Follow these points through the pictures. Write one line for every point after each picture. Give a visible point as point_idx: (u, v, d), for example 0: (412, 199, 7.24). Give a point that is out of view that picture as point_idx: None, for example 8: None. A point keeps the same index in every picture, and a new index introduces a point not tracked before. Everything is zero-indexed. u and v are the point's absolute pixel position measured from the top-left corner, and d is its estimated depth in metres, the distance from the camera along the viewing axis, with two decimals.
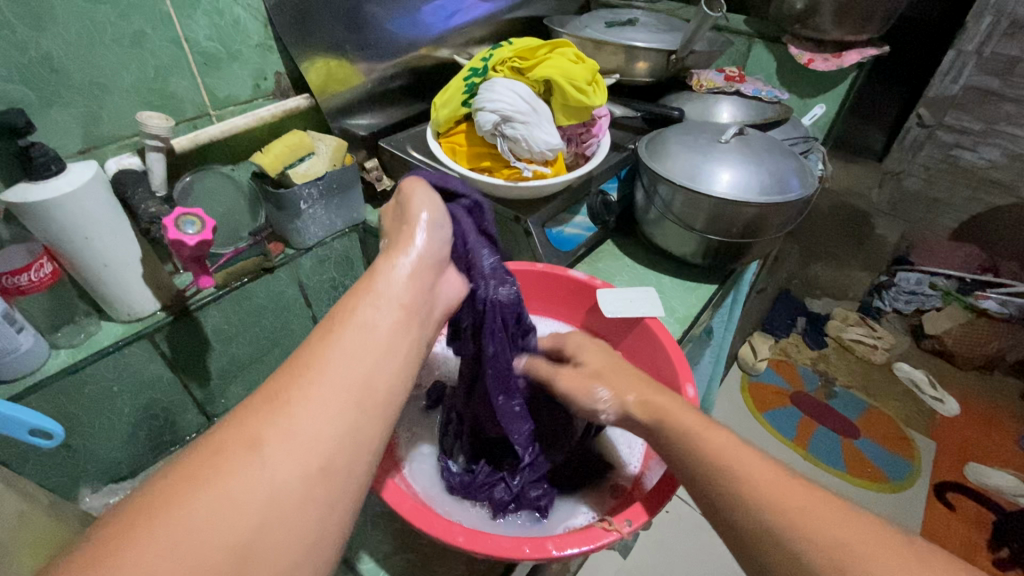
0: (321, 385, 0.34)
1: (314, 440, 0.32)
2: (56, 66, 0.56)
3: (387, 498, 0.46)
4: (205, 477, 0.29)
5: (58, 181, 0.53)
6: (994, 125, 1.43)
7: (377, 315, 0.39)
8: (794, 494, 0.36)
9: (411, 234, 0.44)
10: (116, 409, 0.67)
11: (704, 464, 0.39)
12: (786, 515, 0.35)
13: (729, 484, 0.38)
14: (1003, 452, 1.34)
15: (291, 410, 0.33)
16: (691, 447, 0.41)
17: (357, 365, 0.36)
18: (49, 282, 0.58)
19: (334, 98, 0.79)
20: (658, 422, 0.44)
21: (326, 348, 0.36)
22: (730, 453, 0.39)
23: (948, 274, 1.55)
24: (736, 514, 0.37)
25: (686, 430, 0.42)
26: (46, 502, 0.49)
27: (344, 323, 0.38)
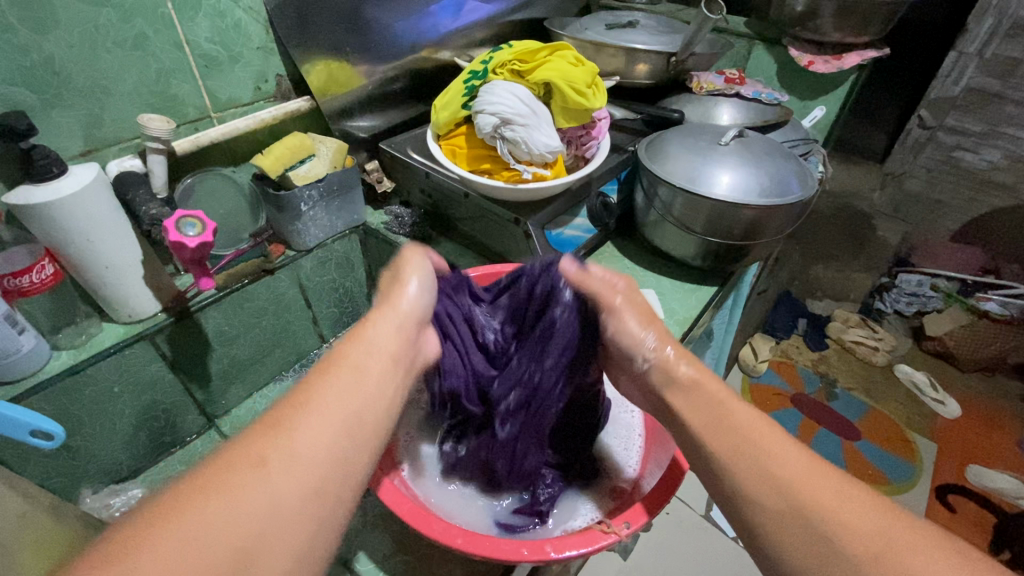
0: (321, 416, 0.38)
1: (313, 462, 0.35)
2: (58, 68, 0.57)
3: (382, 498, 0.47)
4: (212, 488, 0.32)
5: (60, 183, 0.53)
6: (997, 127, 1.41)
7: (369, 359, 0.44)
8: (813, 475, 0.38)
9: (402, 289, 0.51)
10: (117, 411, 0.67)
11: (730, 440, 0.42)
12: (809, 492, 0.37)
13: (754, 459, 0.40)
14: (1005, 454, 1.34)
15: (291, 434, 0.36)
16: (718, 420, 0.43)
17: (352, 399, 0.40)
18: (50, 283, 0.58)
19: (335, 101, 0.79)
20: (689, 388, 0.47)
21: (325, 385, 0.40)
22: (753, 431, 0.42)
23: (949, 276, 1.56)
24: (758, 487, 0.39)
25: (715, 401, 0.45)
26: (47, 503, 0.49)
27: (340, 365, 0.43)
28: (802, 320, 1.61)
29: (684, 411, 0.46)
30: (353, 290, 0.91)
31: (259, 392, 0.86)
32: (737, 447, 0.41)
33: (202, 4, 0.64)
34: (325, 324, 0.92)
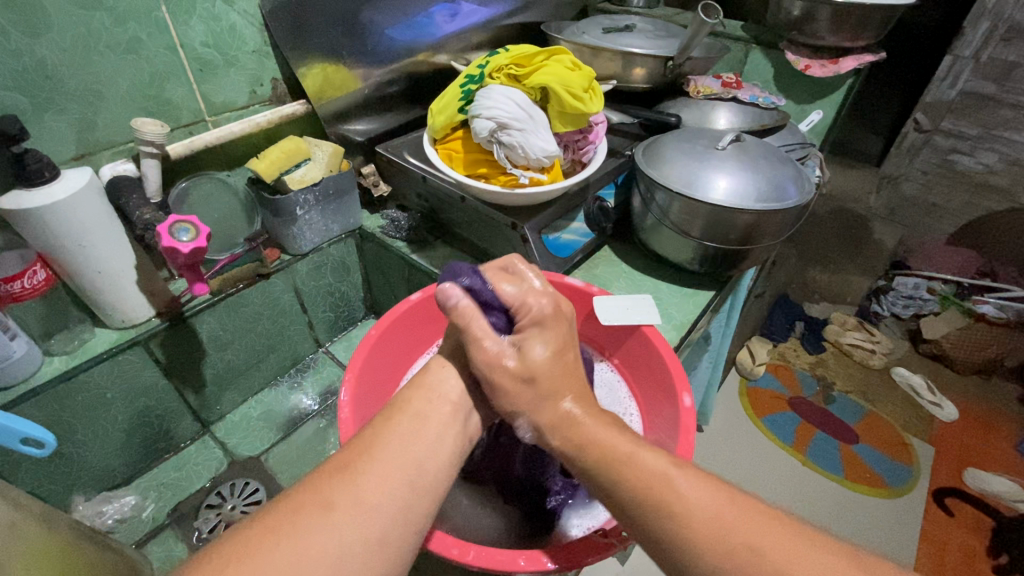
0: (387, 463, 0.37)
1: (376, 512, 0.35)
2: (50, 73, 0.56)
3: (434, 550, 0.43)
4: (282, 533, 0.32)
5: (52, 188, 0.53)
6: (992, 130, 1.42)
7: (431, 409, 0.44)
8: (736, 522, 0.35)
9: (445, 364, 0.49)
10: (110, 417, 0.66)
11: (645, 504, 0.38)
12: (725, 550, 0.34)
13: (662, 508, 0.37)
14: (1001, 457, 1.34)
15: (356, 479, 0.36)
16: (626, 484, 0.39)
17: (417, 448, 0.39)
18: (43, 288, 0.58)
19: (331, 104, 0.78)
20: (585, 446, 0.42)
21: (388, 433, 0.40)
22: (663, 491, 0.37)
23: (945, 279, 1.55)
24: (672, 539, 0.36)
25: (613, 450, 0.41)
26: (39, 512, 0.49)
27: (404, 414, 0.42)
28: (799, 323, 1.61)
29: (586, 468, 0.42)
30: (349, 294, 0.91)
31: (254, 397, 0.86)
32: (653, 513, 0.37)
33: (196, 8, 0.64)
34: (321, 328, 0.91)
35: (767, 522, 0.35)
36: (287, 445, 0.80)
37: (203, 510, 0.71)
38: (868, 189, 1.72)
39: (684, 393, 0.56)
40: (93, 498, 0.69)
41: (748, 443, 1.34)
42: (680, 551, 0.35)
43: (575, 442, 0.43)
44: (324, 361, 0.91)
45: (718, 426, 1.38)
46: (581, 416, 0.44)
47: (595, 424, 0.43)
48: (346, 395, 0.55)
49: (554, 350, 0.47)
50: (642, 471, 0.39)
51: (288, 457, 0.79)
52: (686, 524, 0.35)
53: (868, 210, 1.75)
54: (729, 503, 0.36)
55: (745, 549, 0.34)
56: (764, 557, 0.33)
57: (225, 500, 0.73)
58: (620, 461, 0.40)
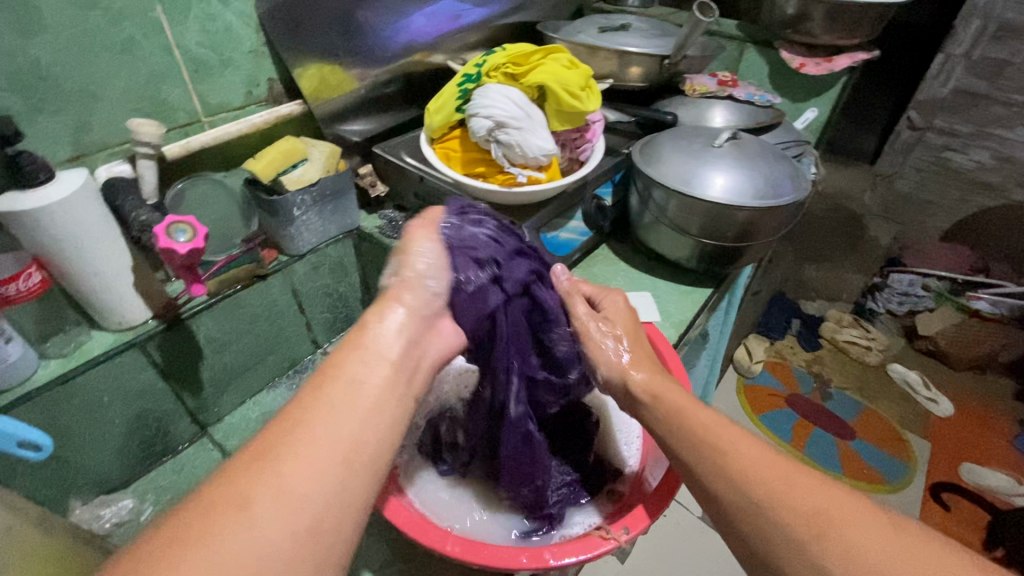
0: (315, 439, 0.35)
1: (302, 497, 0.32)
2: (45, 73, 0.56)
3: (387, 515, 0.46)
4: (196, 537, 0.29)
5: (47, 190, 0.52)
6: (984, 128, 1.43)
7: (365, 371, 0.40)
8: (775, 468, 0.39)
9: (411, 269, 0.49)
10: (107, 420, 0.66)
11: (701, 441, 0.43)
12: (763, 482, 0.38)
13: (712, 449, 0.42)
14: (996, 451, 1.35)
15: (280, 466, 0.33)
16: (686, 426, 0.45)
17: (341, 418, 0.37)
18: (38, 291, 0.57)
19: (327, 105, 0.78)
20: (651, 399, 0.49)
21: (317, 404, 0.37)
22: (717, 433, 0.43)
23: (940, 275, 1.52)
24: (715, 472, 0.41)
25: (675, 405, 0.47)
26: (36, 516, 0.48)
27: (336, 382, 0.39)
28: (795, 320, 1.61)
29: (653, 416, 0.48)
30: (347, 295, 0.91)
31: (252, 399, 0.86)
32: (707, 451, 0.42)
33: (192, 7, 0.63)
34: (319, 329, 0.91)
35: (803, 473, 0.38)
36: None
37: None
38: (862, 187, 1.68)
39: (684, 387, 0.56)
40: (90, 501, 0.68)
41: None
42: (724, 485, 0.40)
43: (643, 394, 0.50)
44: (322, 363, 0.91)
45: None
46: (652, 378, 0.50)
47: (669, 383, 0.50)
48: None
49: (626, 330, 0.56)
50: (706, 414, 0.45)
51: None
52: (731, 459, 0.40)
53: (863, 208, 1.71)
54: (772, 453, 0.40)
55: (782, 484, 0.38)
56: (796, 492, 0.37)
57: None
58: (689, 406, 0.47)
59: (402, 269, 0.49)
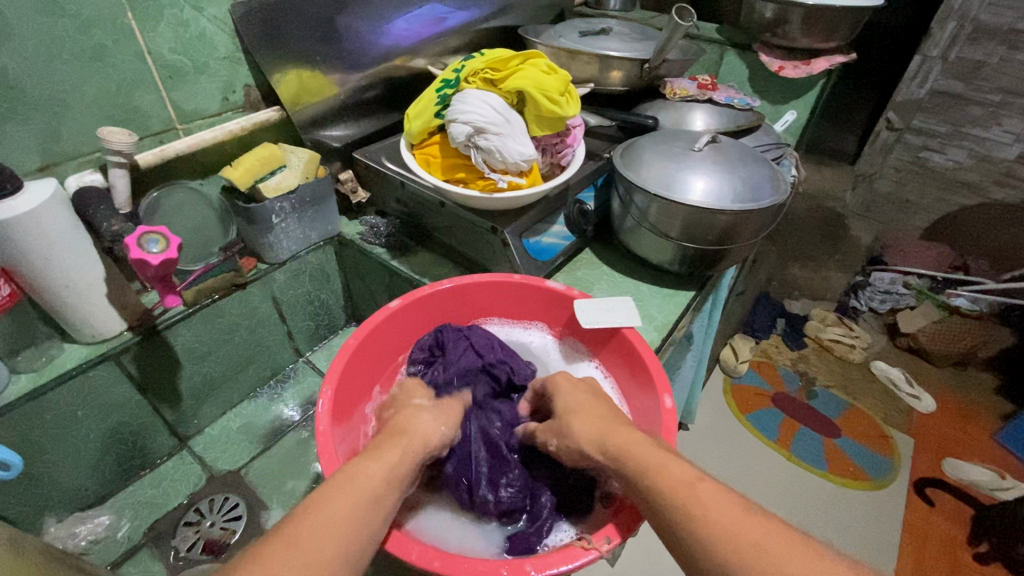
0: (328, 547, 0.35)
1: None
2: (12, 81, 0.54)
3: (390, 550, 0.43)
4: None
5: (15, 201, 0.51)
6: (961, 128, 1.46)
7: (386, 477, 0.41)
8: (753, 529, 0.35)
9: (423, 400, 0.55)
10: (81, 435, 0.64)
11: (672, 500, 0.39)
12: (741, 553, 0.34)
13: (685, 512, 0.38)
14: (977, 445, 1.38)
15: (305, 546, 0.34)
16: (652, 483, 0.41)
17: (361, 528, 0.37)
18: (8, 303, 0.55)
19: (306, 110, 0.77)
20: (619, 462, 0.44)
21: (338, 503, 0.37)
22: (690, 488, 0.39)
23: (921, 274, 1.57)
24: (690, 532, 0.37)
25: (643, 465, 0.42)
26: (5, 536, 0.47)
27: (358, 485, 0.39)
28: (780, 320, 1.62)
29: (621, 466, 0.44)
30: (329, 303, 0.89)
31: (233, 410, 0.84)
32: (678, 513, 0.38)
33: (164, 13, 0.62)
34: (301, 338, 0.90)
35: (781, 534, 0.35)
36: (267, 458, 0.78)
37: (181, 528, 0.70)
38: (844, 187, 1.71)
39: (665, 394, 0.56)
40: (65, 519, 0.67)
41: (731, 442, 1.34)
42: (699, 550, 0.36)
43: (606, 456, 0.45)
44: (305, 372, 0.90)
45: (704, 424, 1.38)
46: (608, 436, 0.47)
47: (629, 436, 0.46)
48: (323, 406, 0.54)
49: (588, 399, 0.52)
50: (677, 469, 0.41)
51: (268, 470, 0.77)
52: (705, 523, 0.36)
53: (846, 208, 1.74)
54: (748, 511, 0.37)
55: (758, 552, 0.34)
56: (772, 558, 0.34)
57: (204, 516, 0.71)
58: (657, 461, 0.42)
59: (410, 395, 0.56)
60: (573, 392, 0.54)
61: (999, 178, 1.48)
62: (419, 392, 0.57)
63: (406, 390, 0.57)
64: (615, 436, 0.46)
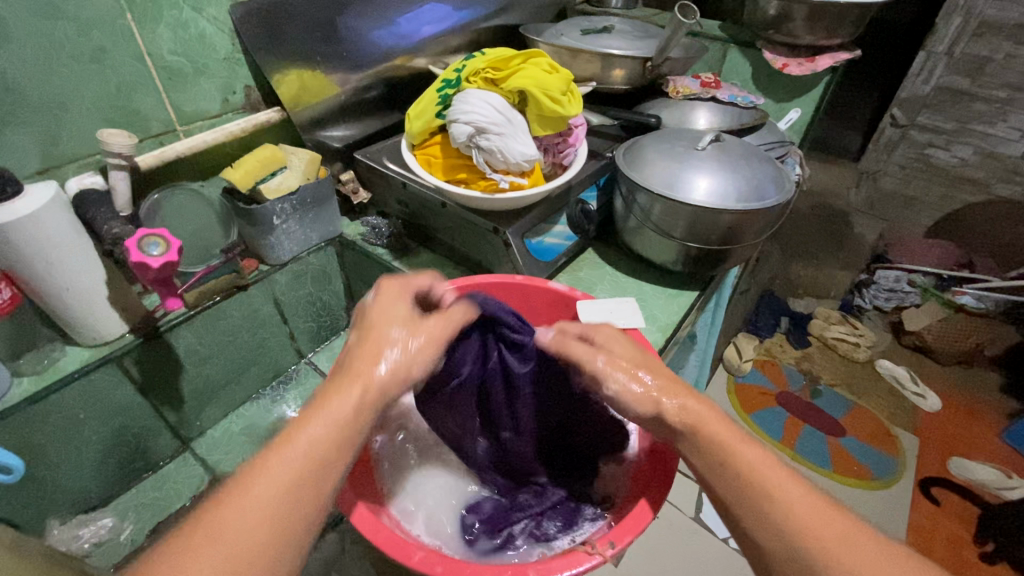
0: (262, 506, 0.35)
1: (246, 542, 0.33)
2: (11, 84, 0.54)
3: (354, 526, 0.44)
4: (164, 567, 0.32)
5: (16, 205, 0.51)
6: (967, 124, 1.45)
7: (332, 431, 0.39)
8: (833, 524, 0.36)
9: (394, 326, 0.46)
10: (83, 438, 0.64)
11: (742, 483, 0.39)
12: (818, 546, 0.36)
13: (761, 495, 0.38)
14: (984, 446, 1.37)
15: (234, 510, 0.34)
16: (725, 460, 0.41)
17: (298, 493, 0.36)
18: (9, 307, 0.56)
19: (306, 111, 0.77)
20: (689, 429, 0.44)
21: (273, 463, 0.37)
22: (768, 475, 0.39)
23: (926, 271, 1.55)
24: (760, 514, 0.38)
25: (714, 441, 0.42)
26: (9, 541, 0.47)
27: (300, 443, 0.38)
28: (784, 319, 1.62)
29: (687, 446, 0.44)
30: (331, 303, 0.89)
31: (236, 411, 0.84)
32: (749, 496, 0.39)
33: (163, 14, 0.62)
34: (303, 339, 0.90)
35: (859, 528, 0.37)
36: None
37: None
38: (848, 184, 1.70)
39: None
40: (69, 521, 0.67)
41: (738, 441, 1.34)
42: (767, 529, 0.37)
43: (676, 424, 0.44)
44: (306, 373, 0.90)
45: None
46: (684, 399, 0.45)
47: (703, 405, 0.45)
48: None
49: (643, 363, 0.49)
50: (757, 453, 0.41)
51: None
52: (781, 508, 0.37)
53: (848, 206, 1.73)
54: (826, 505, 0.38)
55: (841, 544, 0.35)
56: (853, 556, 0.35)
57: None
58: (734, 440, 0.42)
59: (385, 318, 0.46)
60: (620, 346, 0.51)
61: (1004, 175, 1.46)
62: (396, 312, 0.47)
63: (380, 308, 0.47)
64: (691, 402, 0.45)
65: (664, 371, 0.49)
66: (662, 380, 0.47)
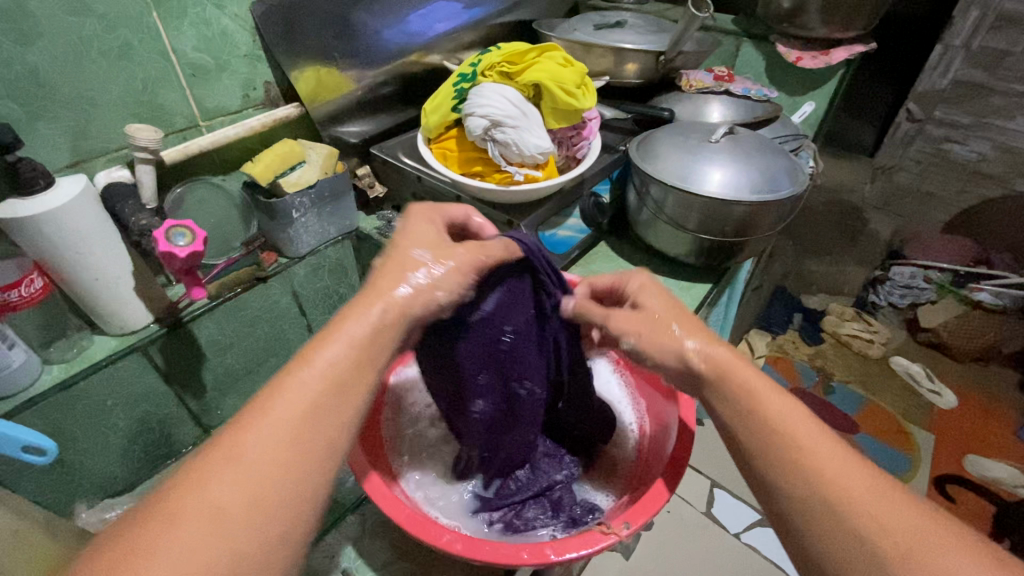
0: (293, 421, 0.34)
1: (281, 453, 0.33)
2: (43, 80, 0.56)
3: (366, 490, 0.46)
4: (199, 477, 0.31)
5: (47, 197, 0.53)
6: (985, 118, 1.43)
7: (360, 349, 0.38)
8: (858, 474, 0.36)
9: (418, 249, 0.45)
10: (111, 423, 0.66)
11: (765, 432, 0.39)
12: (841, 492, 0.35)
13: (784, 443, 0.38)
14: (1001, 443, 1.35)
15: (263, 424, 0.33)
16: (750, 408, 0.41)
17: (330, 407, 0.35)
18: (40, 297, 0.57)
19: (323, 107, 0.78)
20: (716, 377, 0.43)
21: (300, 379, 0.36)
22: (793, 424, 0.39)
23: (942, 267, 1.54)
24: (783, 461, 0.38)
25: (740, 388, 0.42)
26: (43, 520, 0.49)
27: (327, 360, 0.37)
28: (797, 315, 1.62)
29: (712, 395, 0.43)
30: (347, 296, 0.91)
31: None
32: (770, 445, 0.39)
33: (187, 12, 0.64)
34: None
35: (884, 479, 0.36)
36: None
37: None
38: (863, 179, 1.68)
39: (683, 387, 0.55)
40: (96, 504, 0.67)
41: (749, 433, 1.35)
42: (786, 478, 0.37)
43: (703, 369, 0.44)
44: None
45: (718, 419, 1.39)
46: (710, 345, 0.44)
47: (731, 353, 0.44)
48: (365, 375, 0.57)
49: (676, 316, 0.47)
50: (783, 402, 0.40)
51: None
52: (804, 455, 0.37)
53: (863, 200, 1.70)
54: (852, 456, 0.37)
55: (866, 493, 0.35)
56: (877, 505, 0.34)
57: None
58: (760, 389, 0.41)
59: (409, 243, 0.45)
60: (656, 299, 0.49)
61: None
62: (422, 236, 0.47)
63: (407, 232, 0.47)
64: (716, 349, 0.44)
65: (697, 322, 0.47)
66: (695, 329, 0.46)
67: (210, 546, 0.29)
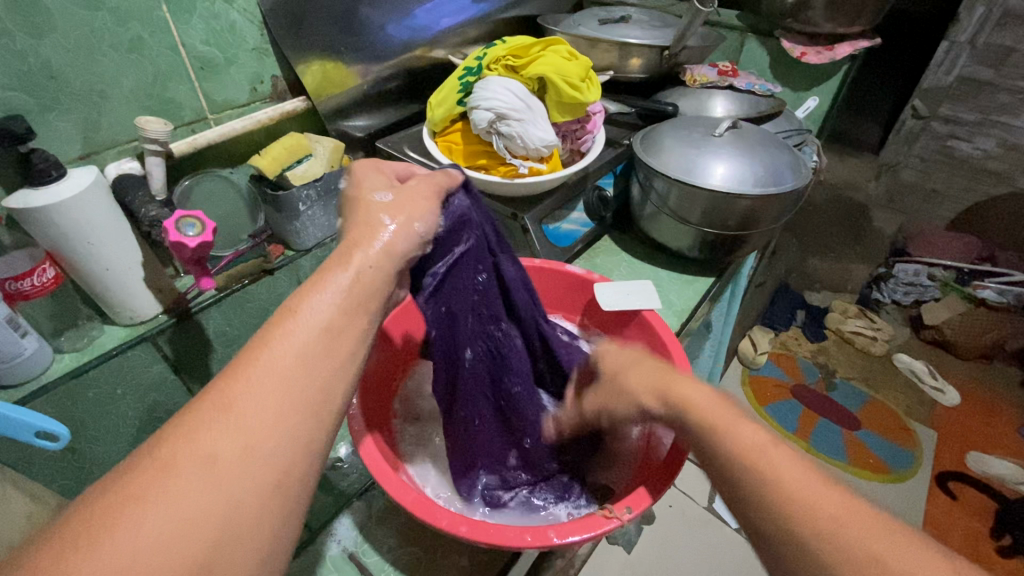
0: (286, 366, 0.33)
1: (275, 397, 0.32)
2: (55, 73, 0.57)
3: (363, 459, 0.47)
4: (189, 425, 0.30)
5: (59, 187, 0.54)
6: (989, 115, 1.42)
7: (349, 298, 0.38)
8: (838, 505, 0.32)
9: (378, 195, 0.45)
10: (121, 412, 0.64)
11: (737, 465, 0.36)
12: (818, 528, 0.32)
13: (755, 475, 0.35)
14: (1003, 440, 1.35)
15: (254, 371, 0.33)
16: (720, 439, 0.38)
17: (322, 352, 0.35)
18: (51, 286, 0.59)
19: (331, 101, 0.79)
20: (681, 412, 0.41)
21: (288, 327, 0.35)
22: (761, 453, 0.36)
23: (946, 265, 1.56)
24: (755, 496, 0.35)
25: (706, 421, 0.40)
26: (55, 504, 0.50)
27: (316, 308, 0.37)
28: (800, 312, 1.62)
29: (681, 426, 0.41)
30: None
31: None
32: (741, 477, 0.36)
33: (197, 6, 0.64)
34: None
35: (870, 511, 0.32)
36: None
37: None
38: (867, 176, 1.69)
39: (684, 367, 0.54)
40: None
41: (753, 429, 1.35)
42: (761, 515, 0.34)
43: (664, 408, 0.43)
44: None
45: None
46: (669, 383, 0.44)
47: (694, 385, 0.43)
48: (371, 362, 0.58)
49: (632, 368, 0.48)
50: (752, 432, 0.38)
51: None
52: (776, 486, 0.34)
53: (867, 198, 1.72)
54: (832, 486, 0.34)
55: (849, 529, 0.31)
56: (862, 541, 0.31)
57: None
58: (727, 419, 0.39)
59: (366, 191, 0.46)
60: (618, 358, 0.51)
61: None
62: (378, 184, 0.47)
63: (357, 185, 0.47)
64: (679, 385, 0.43)
65: (650, 363, 0.48)
66: (647, 377, 0.46)
67: (205, 488, 0.28)
